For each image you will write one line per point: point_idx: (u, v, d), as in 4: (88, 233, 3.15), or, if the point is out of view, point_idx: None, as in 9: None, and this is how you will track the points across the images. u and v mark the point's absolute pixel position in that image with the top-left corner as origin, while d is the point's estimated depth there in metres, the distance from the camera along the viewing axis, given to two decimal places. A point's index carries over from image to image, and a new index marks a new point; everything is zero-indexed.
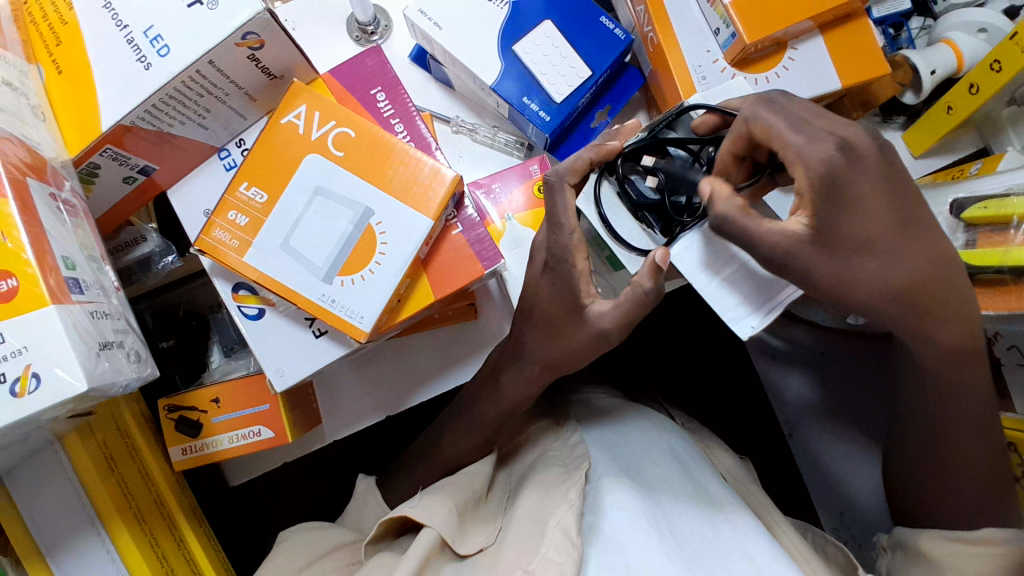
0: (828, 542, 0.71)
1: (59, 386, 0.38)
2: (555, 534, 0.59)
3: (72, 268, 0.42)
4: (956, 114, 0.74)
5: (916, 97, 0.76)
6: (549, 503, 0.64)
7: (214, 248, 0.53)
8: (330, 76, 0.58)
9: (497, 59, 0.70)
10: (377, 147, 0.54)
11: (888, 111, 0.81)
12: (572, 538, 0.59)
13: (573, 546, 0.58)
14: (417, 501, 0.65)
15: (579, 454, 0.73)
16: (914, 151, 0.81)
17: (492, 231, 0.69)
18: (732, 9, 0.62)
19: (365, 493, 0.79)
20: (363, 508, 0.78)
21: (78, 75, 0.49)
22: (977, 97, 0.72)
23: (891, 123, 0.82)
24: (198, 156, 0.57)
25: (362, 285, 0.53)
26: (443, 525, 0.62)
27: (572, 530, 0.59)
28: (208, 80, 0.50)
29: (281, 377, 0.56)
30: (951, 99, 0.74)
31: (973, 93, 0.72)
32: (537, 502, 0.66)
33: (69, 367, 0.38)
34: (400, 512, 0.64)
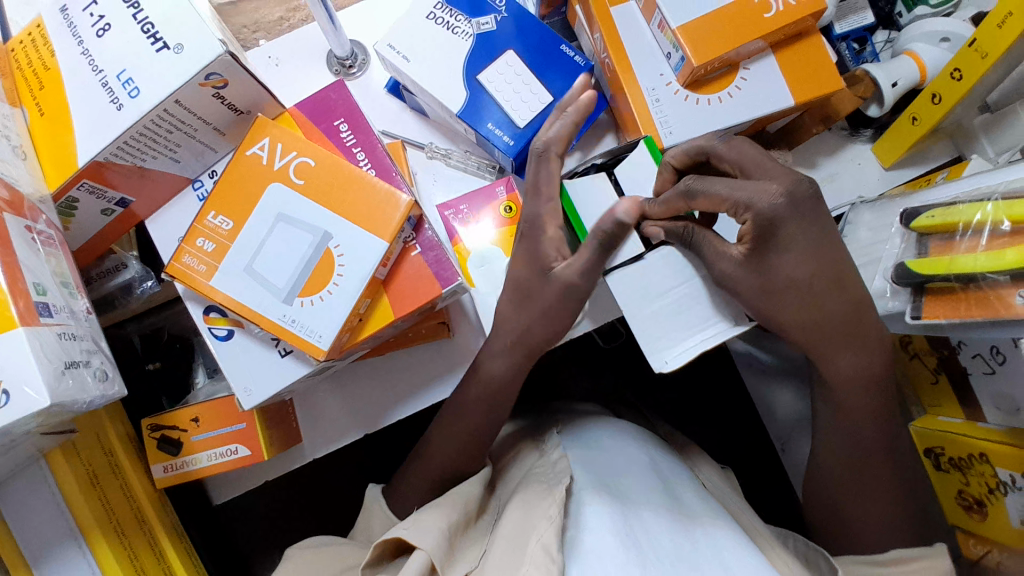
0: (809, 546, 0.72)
1: (24, 401, 0.41)
2: (537, 553, 0.58)
3: (43, 293, 0.46)
4: (921, 124, 0.75)
5: (881, 109, 0.77)
6: (531, 520, 0.63)
7: (184, 273, 0.56)
8: (297, 110, 0.62)
9: (461, 88, 0.73)
10: (337, 174, 0.57)
11: (855, 125, 0.82)
12: (554, 555, 0.58)
13: (552, 562, 0.57)
14: (411, 520, 0.66)
15: (560, 468, 0.73)
16: (885, 163, 0.81)
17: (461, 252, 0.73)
18: (679, 33, 0.64)
19: (370, 502, 0.77)
20: (369, 519, 0.77)
21: (58, 117, 0.53)
22: (937, 107, 0.72)
23: (860, 135, 0.82)
24: (172, 187, 0.61)
25: (322, 304, 0.55)
26: (434, 548, 0.61)
27: (553, 546, 0.58)
28: (177, 117, 0.54)
29: (249, 396, 0.59)
30: (915, 110, 0.75)
31: (937, 102, 0.73)
32: (520, 516, 0.65)
33: (34, 383, 0.41)
34: (396, 534, 0.64)
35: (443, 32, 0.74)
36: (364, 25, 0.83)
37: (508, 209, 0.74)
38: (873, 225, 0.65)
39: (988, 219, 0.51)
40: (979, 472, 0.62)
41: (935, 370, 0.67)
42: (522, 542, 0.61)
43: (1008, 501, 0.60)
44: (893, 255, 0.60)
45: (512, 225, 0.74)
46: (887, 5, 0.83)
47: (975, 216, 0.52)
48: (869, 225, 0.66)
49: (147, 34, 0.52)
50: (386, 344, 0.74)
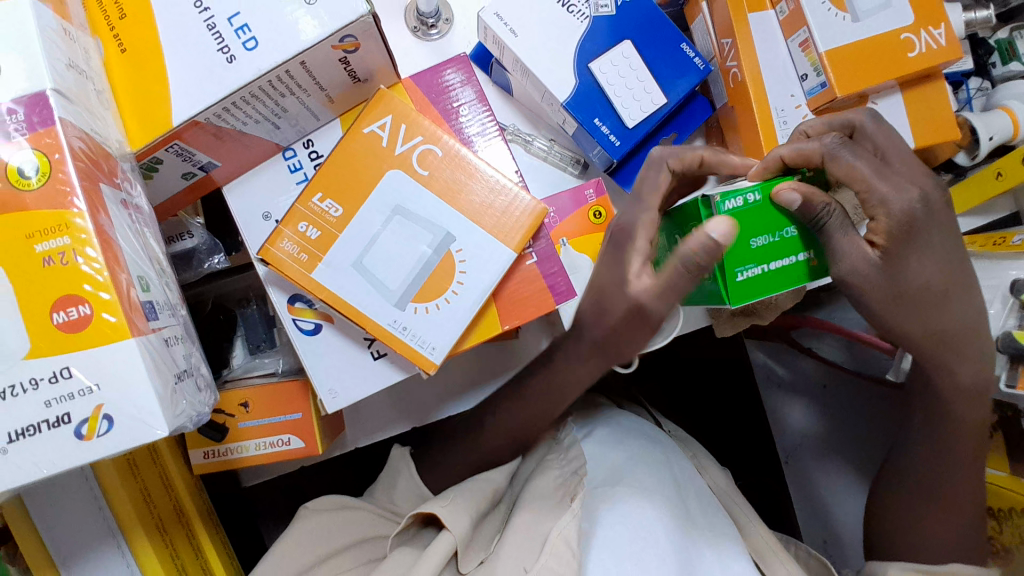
0: (811, 557, 0.75)
1: (133, 427, 0.35)
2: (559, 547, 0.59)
3: (146, 290, 0.39)
4: (1005, 181, 0.75)
5: (969, 159, 0.76)
6: (549, 514, 0.64)
7: (280, 260, 0.49)
8: (412, 83, 0.55)
9: (570, 74, 0.67)
10: (463, 169, 0.51)
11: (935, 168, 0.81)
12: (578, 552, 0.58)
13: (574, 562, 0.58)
14: (447, 496, 0.64)
15: (573, 456, 0.74)
16: (959, 210, 0.81)
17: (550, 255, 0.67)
18: (826, 58, 0.61)
19: (398, 460, 0.73)
20: (395, 478, 0.73)
21: (145, 59, 0.43)
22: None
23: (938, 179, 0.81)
24: (262, 153, 0.52)
25: (437, 314, 0.50)
26: (460, 535, 0.60)
27: (574, 541, 0.60)
28: (295, 79, 0.46)
29: (333, 399, 0.53)
30: (1002, 166, 0.75)
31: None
32: (535, 513, 0.64)
33: (144, 405, 0.35)
34: (430, 508, 0.62)
35: (556, 9, 0.67)
36: None
37: (599, 214, 0.68)
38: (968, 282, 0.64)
39: None
40: (1016, 523, 0.66)
41: (990, 426, 0.68)
42: (538, 534, 0.62)
43: None
44: (995, 317, 0.60)
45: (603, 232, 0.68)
46: (985, 53, 0.82)
47: None
48: None
49: None
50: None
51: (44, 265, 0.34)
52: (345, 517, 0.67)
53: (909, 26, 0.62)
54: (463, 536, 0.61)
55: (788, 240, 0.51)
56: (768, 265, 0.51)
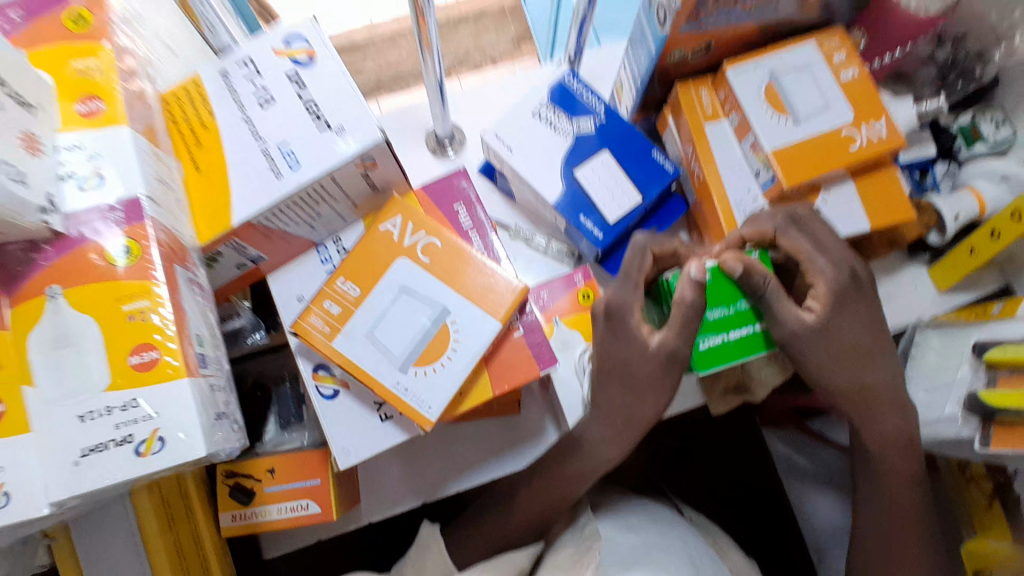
0: None
1: (180, 448, 0.43)
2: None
3: (201, 344, 0.49)
4: (979, 256, 0.79)
5: (940, 238, 0.82)
6: None
7: (307, 332, 0.59)
8: (422, 192, 0.68)
9: (558, 181, 0.79)
10: (458, 255, 0.61)
11: (912, 247, 0.87)
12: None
13: None
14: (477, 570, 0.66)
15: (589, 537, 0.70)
16: (942, 287, 0.85)
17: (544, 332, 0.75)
18: (773, 156, 0.71)
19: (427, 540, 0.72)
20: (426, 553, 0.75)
21: (215, 176, 0.58)
22: (996, 243, 0.77)
23: (916, 258, 0.87)
24: (299, 248, 0.65)
25: (434, 376, 0.58)
26: None
27: None
28: (327, 190, 0.59)
29: (346, 456, 0.60)
30: (973, 242, 0.79)
31: (995, 238, 0.77)
32: None
33: (190, 431, 0.43)
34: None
35: (545, 129, 0.81)
36: (466, 112, 0.91)
37: (586, 296, 0.77)
38: (940, 350, 0.67)
39: None
40: None
41: (989, 495, 0.68)
42: None
43: None
44: (964, 382, 0.63)
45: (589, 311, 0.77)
46: (949, 138, 0.87)
47: None
48: (936, 349, 0.67)
49: (312, 113, 0.58)
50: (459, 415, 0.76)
51: (128, 320, 0.44)
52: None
53: (850, 123, 0.72)
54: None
55: (741, 313, 0.62)
56: (727, 334, 0.62)
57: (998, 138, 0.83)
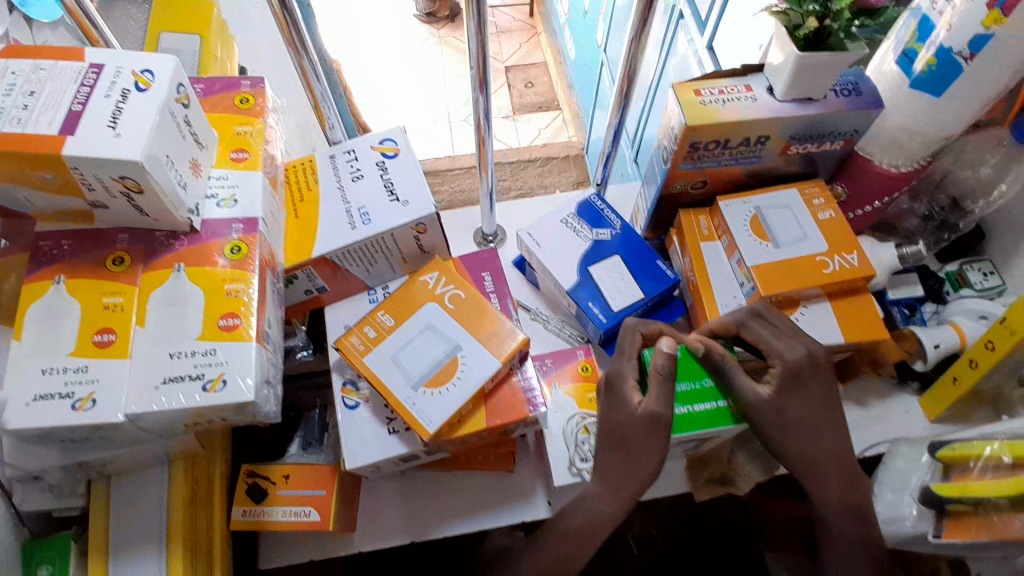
0: None
1: (235, 390, 0.56)
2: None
3: (270, 328, 0.64)
4: (961, 384, 0.85)
5: (924, 364, 0.88)
6: None
7: (345, 348, 0.73)
8: (459, 260, 0.85)
9: (574, 273, 0.94)
10: (477, 306, 0.76)
11: (902, 376, 0.94)
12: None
13: None
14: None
15: None
16: (931, 414, 0.90)
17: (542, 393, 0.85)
18: (753, 270, 0.83)
19: None
20: None
21: (307, 222, 0.77)
22: (974, 371, 0.82)
23: (906, 385, 0.93)
24: (355, 288, 0.81)
25: (439, 397, 0.69)
26: None
27: None
28: (385, 244, 0.77)
29: (353, 458, 0.71)
30: (955, 371, 0.86)
31: (973, 367, 0.83)
32: None
33: (246, 380, 0.57)
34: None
35: (570, 232, 0.98)
36: (510, 217, 1.11)
37: (586, 369, 0.87)
38: (908, 455, 0.71)
39: (993, 454, 0.58)
40: None
41: None
42: None
43: None
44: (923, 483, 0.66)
45: (587, 382, 0.87)
46: (937, 283, 0.96)
47: (983, 450, 0.60)
48: (904, 454, 0.71)
49: (388, 190, 0.78)
50: (458, 461, 0.86)
51: (226, 295, 0.61)
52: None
53: (824, 252, 0.85)
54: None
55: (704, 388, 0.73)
56: (692, 406, 0.72)
57: (983, 284, 0.92)
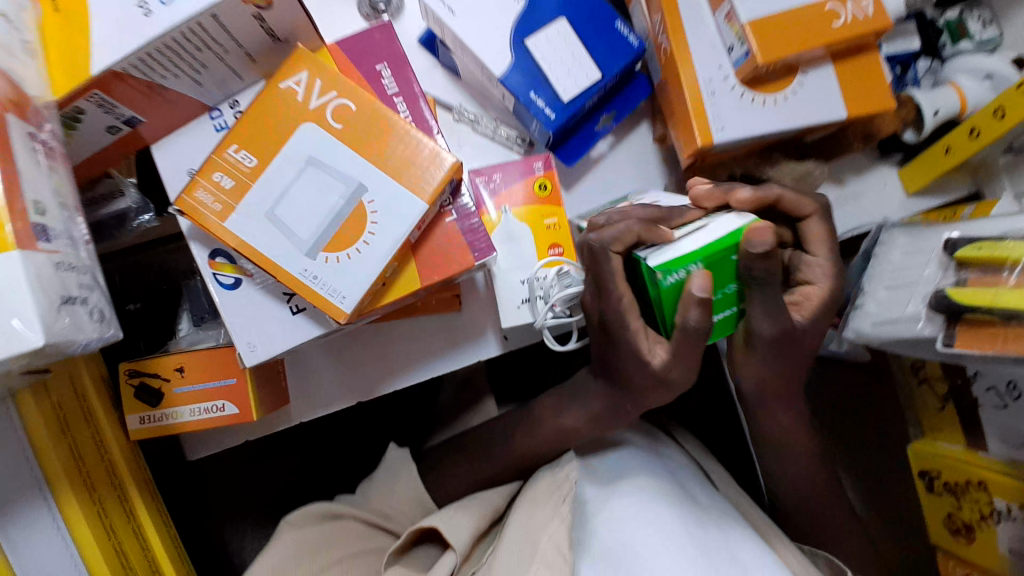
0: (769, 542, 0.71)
1: (12, 338, 0.36)
2: (548, 549, 0.56)
3: (42, 214, 0.41)
4: (953, 156, 0.71)
5: (917, 137, 0.74)
6: (537, 522, 0.60)
7: (194, 210, 0.50)
8: (336, 46, 0.57)
9: (507, 52, 0.69)
10: (376, 122, 0.52)
11: (885, 148, 0.79)
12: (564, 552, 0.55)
13: (565, 563, 0.55)
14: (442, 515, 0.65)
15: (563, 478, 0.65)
16: (908, 189, 0.78)
17: (488, 222, 0.68)
18: (748, 26, 0.61)
19: (398, 466, 0.76)
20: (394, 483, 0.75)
21: (72, 14, 0.45)
22: (974, 142, 0.68)
23: (888, 159, 0.79)
24: (188, 112, 0.54)
25: (347, 264, 0.51)
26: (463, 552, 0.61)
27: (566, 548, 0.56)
28: (208, 33, 0.47)
29: (252, 352, 0.54)
30: (949, 141, 0.71)
31: (974, 137, 0.68)
32: (524, 520, 0.61)
33: (25, 318, 0.36)
34: (428, 523, 0.63)
35: None
36: None
37: (543, 187, 0.69)
38: (907, 248, 0.63)
39: None
40: (974, 499, 0.61)
41: (943, 398, 0.67)
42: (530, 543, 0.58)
43: (1000, 530, 0.59)
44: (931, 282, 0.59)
45: (545, 204, 0.69)
46: (935, 33, 0.78)
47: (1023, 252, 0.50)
48: (902, 247, 0.64)
49: None
50: (399, 310, 0.70)
51: None
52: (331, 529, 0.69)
53: None
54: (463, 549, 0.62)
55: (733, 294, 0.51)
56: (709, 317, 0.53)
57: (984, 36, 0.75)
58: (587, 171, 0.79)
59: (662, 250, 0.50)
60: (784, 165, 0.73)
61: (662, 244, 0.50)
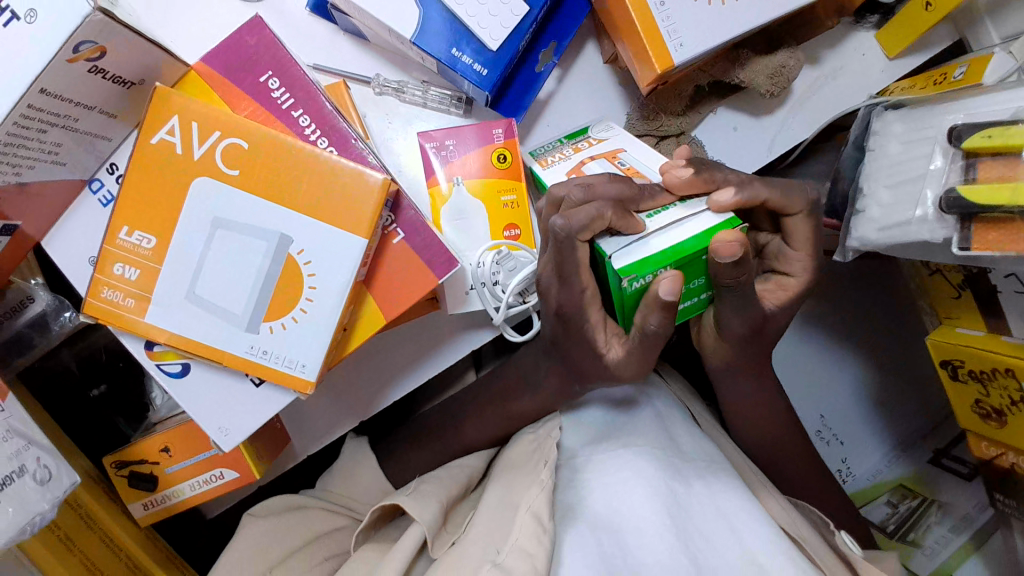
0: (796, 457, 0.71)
1: None
2: (526, 522, 0.50)
3: None
4: (935, 11, 0.63)
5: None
6: (518, 488, 0.55)
7: (109, 312, 0.44)
8: (203, 64, 0.46)
9: (414, 6, 0.57)
10: (278, 157, 0.43)
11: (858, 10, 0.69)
12: (545, 525, 0.49)
13: (545, 532, 0.49)
14: (413, 488, 0.58)
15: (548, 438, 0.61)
16: (888, 53, 0.70)
17: (437, 194, 0.61)
18: None
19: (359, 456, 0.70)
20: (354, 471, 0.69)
21: None
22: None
23: (863, 23, 0.69)
24: (65, 194, 0.46)
25: (297, 328, 0.45)
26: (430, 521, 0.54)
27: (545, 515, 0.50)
28: (46, 110, 0.38)
29: (226, 436, 0.49)
30: None
31: None
32: (506, 487, 0.56)
33: None
34: (395, 499, 0.56)
35: None
36: None
37: (502, 158, 0.62)
38: (903, 136, 0.59)
39: None
40: (1001, 385, 0.61)
41: (959, 285, 0.64)
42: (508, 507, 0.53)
43: None
44: (936, 176, 0.54)
45: (501, 176, 0.62)
46: None
47: None
48: (899, 136, 0.59)
49: None
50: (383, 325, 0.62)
51: None
52: (294, 522, 0.63)
53: None
54: (433, 522, 0.54)
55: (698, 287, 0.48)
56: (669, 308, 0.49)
57: None
58: (539, 117, 0.69)
59: (627, 242, 0.45)
60: (757, 61, 0.66)
61: (628, 238, 0.45)
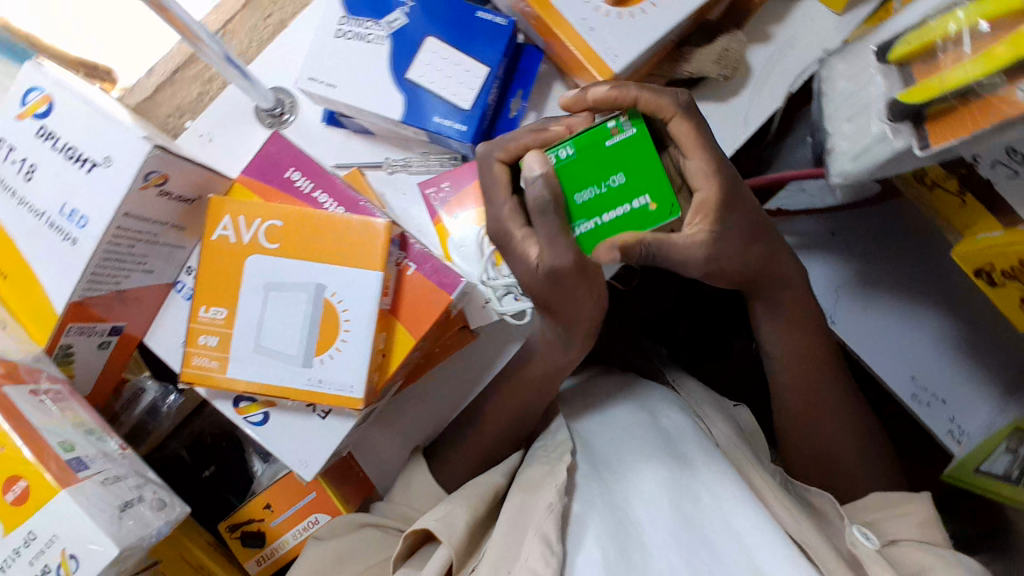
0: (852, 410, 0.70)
1: (94, 558, 0.43)
2: (533, 544, 0.51)
3: (71, 449, 0.47)
4: None
5: None
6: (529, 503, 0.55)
7: (200, 375, 0.55)
8: (246, 176, 0.60)
9: (397, 93, 0.71)
10: (307, 224, 0.55)
11: None
12: (554, 546, 0.50)
13: (553, 556, 0.50)
14: (442, 509, 0.58)
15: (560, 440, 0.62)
16: (836, 9, 0.75)
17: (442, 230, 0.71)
18: None
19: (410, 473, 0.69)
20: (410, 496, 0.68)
21: (19, 274, 0.51)
22: None
23: None
24: (158, 296, 0.59)
25: (341, 356, 0.54)
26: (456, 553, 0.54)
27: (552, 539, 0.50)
28: (132, 229, 0.51)
29: (307, 467, 0.57)
30: None
31: None
32: (517, 505, 0.56)
33: (99, 539, 0.43)
34: (423, 523, 0.57)
35: (358, 47, 0.72)
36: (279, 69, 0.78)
37: None
38: (849, 72, 0.63)
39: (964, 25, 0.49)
40: None
41: (959, 193, 0.65)
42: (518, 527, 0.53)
43: None
44: (880, 93, 0.57)
45: None
46: None
47: (946, 28, 0.51)
48: (844, 73, 0.64)
49: (74, 159, 0.49)
50: (430, 361, 0.69)
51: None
52: (360, 541, 0.65)
53: None
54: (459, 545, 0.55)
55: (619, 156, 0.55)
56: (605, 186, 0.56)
57: None
58: None
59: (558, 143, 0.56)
60: (701, 53, 0.73)
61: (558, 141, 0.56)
